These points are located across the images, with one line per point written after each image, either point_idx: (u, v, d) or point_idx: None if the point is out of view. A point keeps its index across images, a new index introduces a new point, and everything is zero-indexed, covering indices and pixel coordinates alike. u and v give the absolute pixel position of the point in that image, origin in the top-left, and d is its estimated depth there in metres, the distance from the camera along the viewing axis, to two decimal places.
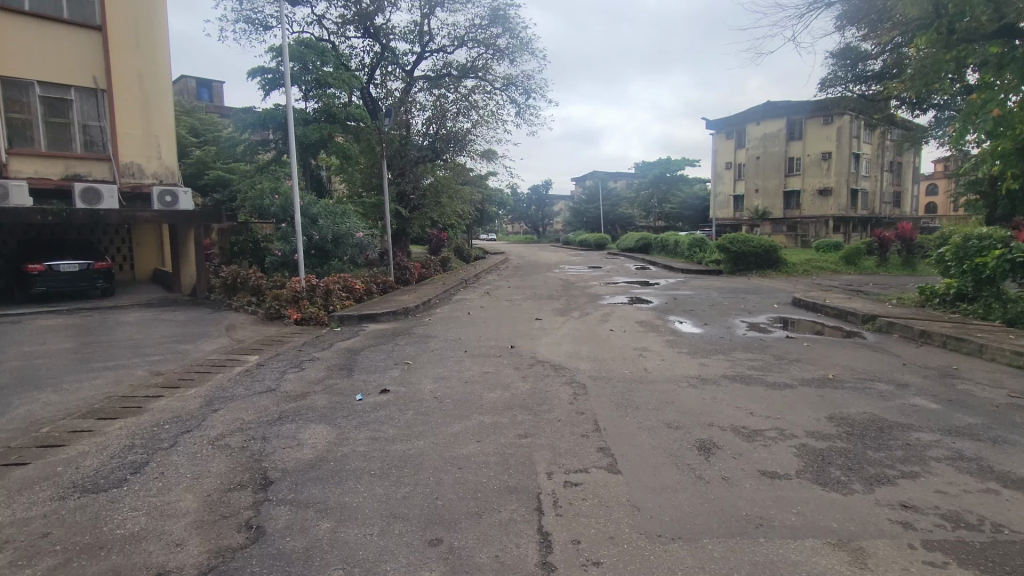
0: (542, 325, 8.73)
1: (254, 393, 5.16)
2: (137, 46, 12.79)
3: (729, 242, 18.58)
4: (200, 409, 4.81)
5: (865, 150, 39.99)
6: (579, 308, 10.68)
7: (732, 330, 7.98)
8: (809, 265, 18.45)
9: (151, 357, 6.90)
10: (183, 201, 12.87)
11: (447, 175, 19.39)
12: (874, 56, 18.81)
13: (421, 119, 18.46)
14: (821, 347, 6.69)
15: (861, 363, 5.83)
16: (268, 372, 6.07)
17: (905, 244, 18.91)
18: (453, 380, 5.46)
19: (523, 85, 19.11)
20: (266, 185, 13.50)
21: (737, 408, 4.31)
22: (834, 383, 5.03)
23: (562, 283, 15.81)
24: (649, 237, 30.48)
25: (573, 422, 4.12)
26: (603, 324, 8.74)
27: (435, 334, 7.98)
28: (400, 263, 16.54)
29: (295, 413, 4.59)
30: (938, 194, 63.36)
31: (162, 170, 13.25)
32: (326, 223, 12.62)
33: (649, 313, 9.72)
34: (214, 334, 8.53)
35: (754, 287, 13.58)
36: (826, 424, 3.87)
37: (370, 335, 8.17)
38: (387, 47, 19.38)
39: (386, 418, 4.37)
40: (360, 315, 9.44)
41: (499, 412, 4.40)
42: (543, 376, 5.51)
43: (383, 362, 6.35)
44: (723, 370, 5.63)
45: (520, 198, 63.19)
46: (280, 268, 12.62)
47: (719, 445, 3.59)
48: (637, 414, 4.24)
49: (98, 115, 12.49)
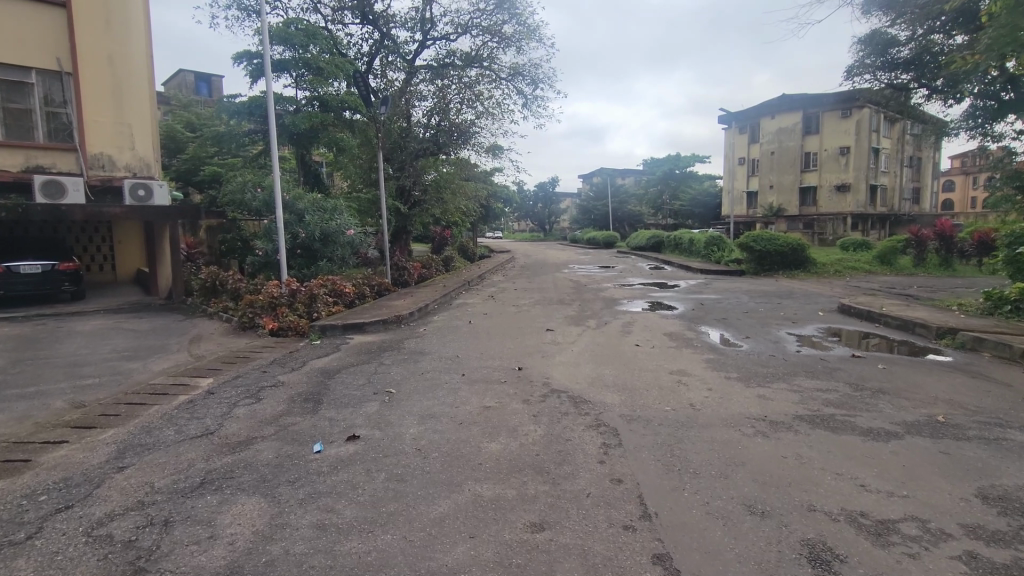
0: (555, 337, 7.46)
1: (184, 441, 3.94)
2: (108, 25, 11.63)
3: (753, 241, 17.24)
4: (104, 463, 3.58)
5: (885, 144, 38.42)
6: (595, 315, 9.42)
7: (781, 347, 6.70)
8: (841, 265, 17.16)
9: (82, 381, 5.67)
10: (158, 195, 11.73)
11: (450, 171, 18.13)
12: (903, 43, 17.41)
13: (422, 110, 17.27)
14: (903, 372, 5.42)
15: (969, 397, 4.55)
16: (216, 404, 4.83)
17: (944, 242, 17.51)
18: (444, 420, 4.23)
19: (530, 75, 17.85)
20: (248, 178, 12.24)
21: (839, 478, 3.04)
22: (954, 431, 3.75)
23: (573, 285, 14.59)
24: (661, 235, 29.20)
25: (608, 502, 2.86)
26: (626, 337, 7.47)
27: (429, 350, 6.73)
28: (399, 263, 15.36)
29: (225, 476, 3.35)
30: (954, 190, 61.76)
31: (135, 163, 12.13)
32: (313, 220, 11.43)
33: (678, 322, 8.45)
34: (173, 348, 7.31)
35: (787, 291, 12.32)
36: (985, 514, 2.62)
37: (352, 351, 6.94)
38: (387, 35, 18.08)
39: (346, 487, 3.14)
40: (344, 326, 8.21)
41: (503, 479, 3.16)
42: (561, 416, 4.28)
43: (360, 391, 5.10)
44: (796, 406, 4.35)
45: (527, 196, 61.90)
46: (263, 269, 11.44)
47: (841, 556, 2.33)
48: (700, 488, 2.98)
49: (64, 102, 11.35)
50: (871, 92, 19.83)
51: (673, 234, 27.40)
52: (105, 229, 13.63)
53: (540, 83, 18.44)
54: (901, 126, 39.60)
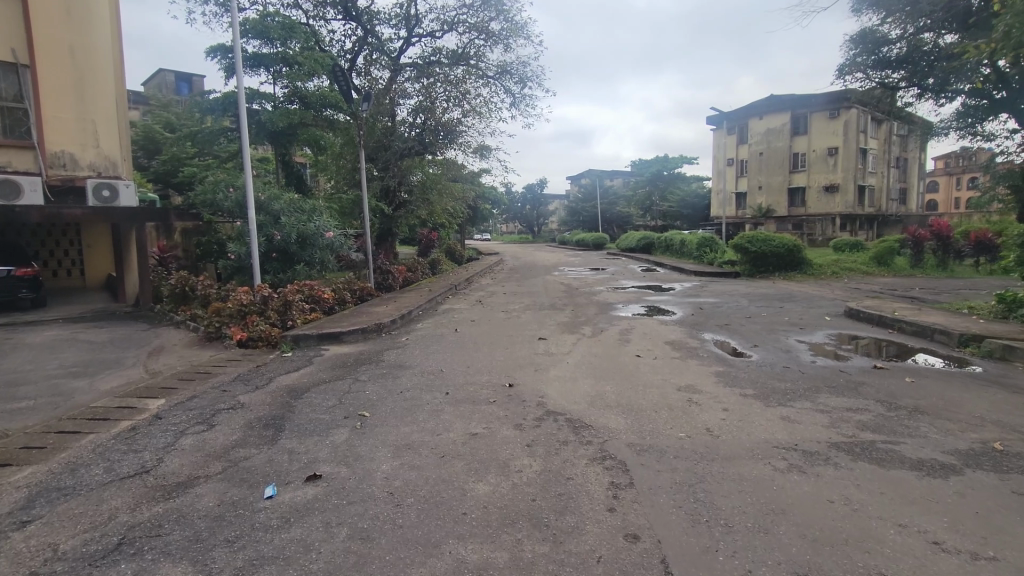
0: (548, 347, 6.87)
1: (113, 484, 3.30)
2: (68, 15, 10.89)
3: (748, 242, 16.81)
4: (7, 517, 2.93)
5: (872, 145, 38.34)
6: (589, 322, 8.85)
7: (794, 357, 6.18)
8: (838, 266, 16.76)
9: (13, 404, 4.98)
10: (124, 195, 11.06)
11: (436, 172, 17.48)
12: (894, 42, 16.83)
13: (407, 109, 16.65)
14: (936, 386, 4.90)
15: (1019, 418, 4.03)
16: (161, 433, 4.18)
17: (941, 242, 17.15)
18: (426, 452, 3.63)
19: (518, 73, 17.26)
20: (221, 178, 11.54)
21: (906, 536, 2.50)
22: (1019, 464, 3.23)
23: (565, 289, 14.04)
24: (652, 237, 28.74)
25: (626, 571, 2.28)
26: (624, 346, 6.90)
27: (410, 364, 6.11)
28: (383, 266, 14.69)
29: (155, 532, 2.74)
30: (938, 190, 62.09)
31: (100, 161, 11.39)
32: (289, 221, 10.76)
33: (679, 329, 7.91)
34: (128, 362, 6.61)
35: (788, 294, 11.87)
36: None
37: (327, 365, 6.30)
38: (372, 32, 17.44)
39: (300, 549, 2.54)
40: (320, 335, 7.57)
41: (495, 538, 2.57)
42: (560, 445, 3.70)
43: (329, 415, 4.47)
44: (827, 432, 3.80)
45: (515, 197, 61.38)
46: (236, 273, 10.74)
47: None
48: (737, 550, 2.41)
49: (19, 95, 10.39)
50: (862, 93, 19.51)
51: (664, 236, 26.97)
52: (72, 232, 12.86)
53: (528, 82, 17.89)
54: (888, 127, 39.51)
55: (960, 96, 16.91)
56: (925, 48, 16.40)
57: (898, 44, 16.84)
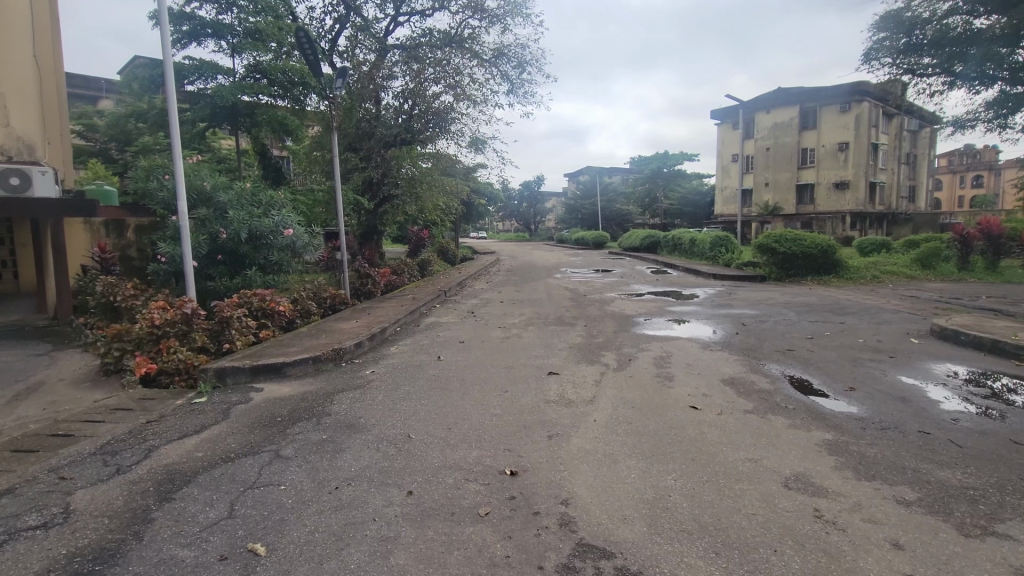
0: (564, 391, 4.95)
1: None
2: None
3: (775, 242, 14.98)
4: None
5: (884, 141, 36.56)
6: (610, 345, 6.91)
7: (922, 412, 4.29)
8: (877, 270, 14.92)
9: None
10: (41, 184, 9.12)
11: (428, 166, 15.60)
12: (926, 13, 13.25)
13: (394, 92, 14.64)
14: None
15: None
16: None
17: (992, 243, 15.23)
18: None
19: (517, 57, 15.43)
20: (158, 162, 9.62)
21: None
22: None
23: (572, 296, 12.18)
24: (657, 235, 26.92)
25: None
26: (668, 389, 4.96)
27: (366, 424, 4.17)
28: (361, 269, 12.74)
29: None
30: (944, 188, 60.21)
31: (10, 143, 9.44)
32: (238, 216, 8.79)
33: (734, 359, 6.02)
34: None
35: (838, 304, 10.00)
36: None
37: (246, 421, 4.36)
38: (355, 9, 15.53)
39: None
40: (253, 368, 5.62)
41: None
42: None
43: (195, 551, 2.54)
44: None
45: (512, 194, 59.54)
46: (172, 281, 8.73)
47: None
48: None
49: None
50: (883, 84, 17.65)
51: (670, 235, 25.15)
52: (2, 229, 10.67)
53: (528, 67, 16.01)
54: (899, 121, 37.69)
55: (1000, 84, 13.56)
56: (956, 32, 13.08)
57: (926, 28, 13.41)
